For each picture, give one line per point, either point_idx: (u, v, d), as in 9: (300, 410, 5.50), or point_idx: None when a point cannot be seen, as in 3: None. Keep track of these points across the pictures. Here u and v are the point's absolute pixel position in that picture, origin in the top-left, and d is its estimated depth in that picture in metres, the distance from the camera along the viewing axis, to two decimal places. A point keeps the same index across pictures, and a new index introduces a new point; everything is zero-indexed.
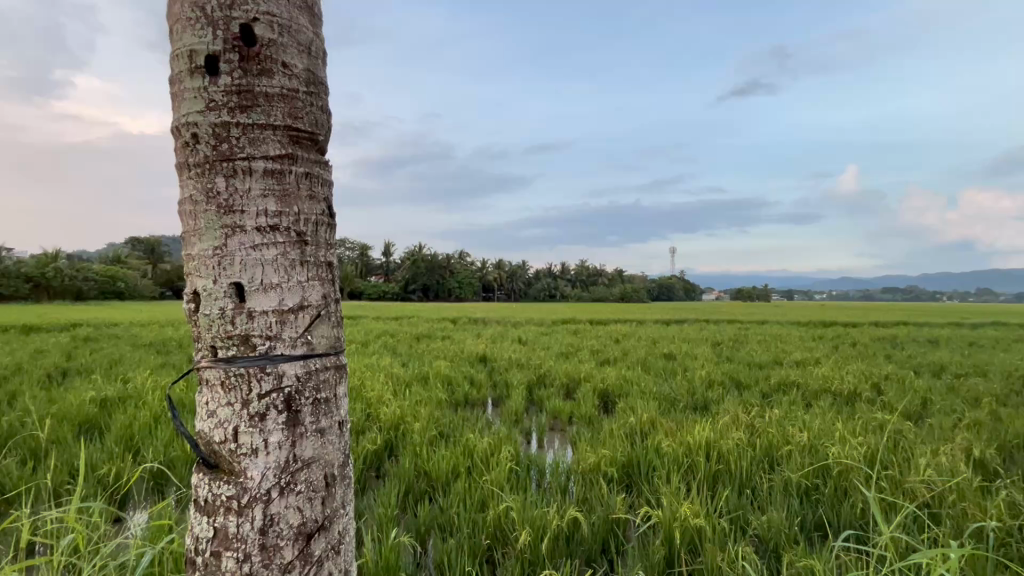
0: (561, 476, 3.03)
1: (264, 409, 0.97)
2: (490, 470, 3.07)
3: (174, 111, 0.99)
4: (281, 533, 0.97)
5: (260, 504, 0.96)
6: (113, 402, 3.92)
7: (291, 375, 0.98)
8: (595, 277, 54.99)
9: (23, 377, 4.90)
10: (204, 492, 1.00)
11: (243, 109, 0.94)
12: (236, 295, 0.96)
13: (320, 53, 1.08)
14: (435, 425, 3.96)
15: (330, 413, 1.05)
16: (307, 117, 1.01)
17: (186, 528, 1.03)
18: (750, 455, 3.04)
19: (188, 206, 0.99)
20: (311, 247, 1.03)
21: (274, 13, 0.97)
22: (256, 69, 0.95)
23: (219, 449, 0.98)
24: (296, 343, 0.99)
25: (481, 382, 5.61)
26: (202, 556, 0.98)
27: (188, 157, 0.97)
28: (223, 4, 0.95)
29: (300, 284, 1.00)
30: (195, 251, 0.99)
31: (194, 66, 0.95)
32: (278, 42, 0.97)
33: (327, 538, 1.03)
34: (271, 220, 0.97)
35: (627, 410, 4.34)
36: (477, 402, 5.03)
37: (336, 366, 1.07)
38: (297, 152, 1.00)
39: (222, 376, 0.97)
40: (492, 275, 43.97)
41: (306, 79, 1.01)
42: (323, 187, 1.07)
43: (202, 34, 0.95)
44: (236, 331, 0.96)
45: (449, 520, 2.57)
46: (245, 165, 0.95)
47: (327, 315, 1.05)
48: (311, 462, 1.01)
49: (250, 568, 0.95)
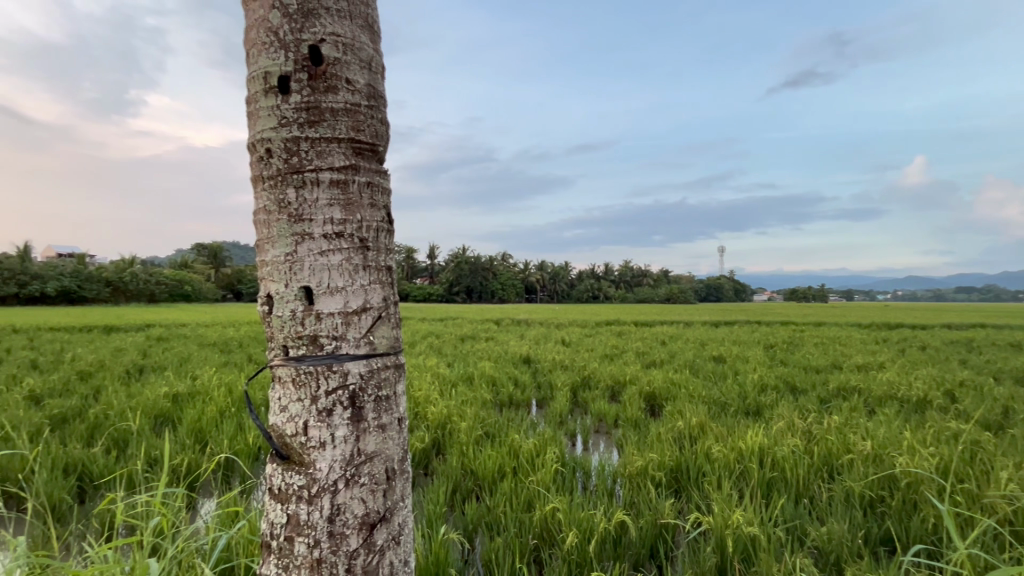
0: (607, 479, 3.01)
1: (331, 405, 1.03)
2: (536, 471, 3.09)
3: (249, 128, 1.08)
4: (347, 522, 1.03)
5: (328, 493, 1.02)
6: (183, 397, 4.23)
7: (355, 373, 1.04)
8: (640, 277, 54.02)
9: (107, 373, 5.36)
10: (277, 481, 1.08)
11: (311, 124, 1.01)
12: (306, 298, 1.03)
13: (380, 68, 1.14)
14: (481, 425, 4.03)
15: (391, 410, 1.10)
16: (368, 129, 1.07)
17: (262, 513, 1.10)
18: (808, 464, 2.91)
19: (262, 216, 1.07)
20: (373, 252, 1.08)
21: (338, 33, 1.03)
22: (323, 86, 1.02)
23: (291, 441, 1.05)
24: (360, 343, 1.05)
25: (526, 383, 5.65)
26: (276, 540, 1.05)
27: (262, 170, 1.05)
28: (293, 28, 1.02)
29: (362, 287, 1.06)
30: (268, 257, 1.06)
31: (269, 86, 1.02)
32: (343, 60, 1.03)
33: (388, 529, 1.09)
34: (337, 228, 1.03)
35: (675, 414, 4.25)
36: (522, 402, 5.07)
37: (396, 365, 1.13)
38: (360, 163, 1.06)
39: (292, 374, 1.03)
40: (534, 277, 43.97)
41: (367, 93, 1.07)
42: (383, 195, 1.13)
43: (276, 56, 1.02)
44: (305, 332, 1.03)
45: (497, 518, 2.61)
46: (313, 175, 1.02)
47: (387, 316, 1.11)
48: (373, 455, 1.07)
49: (319, 554, 1.01)
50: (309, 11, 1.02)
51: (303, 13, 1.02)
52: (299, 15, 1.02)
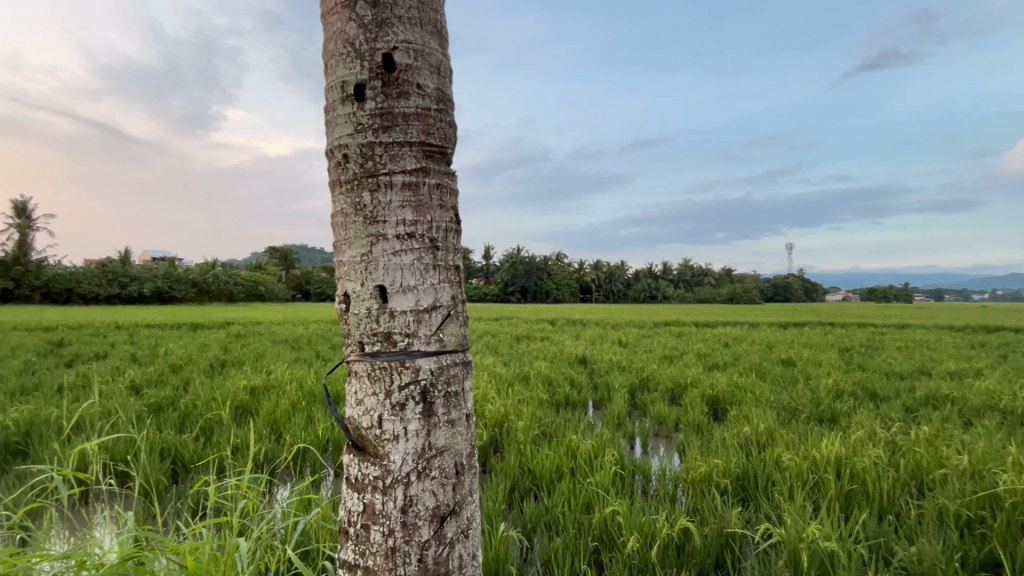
0: (668, 485, 2.92)
1: (404, 399, 1.07)
2: (594, 472, 3.05)
3: (327, 135, 1.13)
4: (419, 513, 1.06)
5: (401, 485, 1.06)
6: (260, 390, 4.54)
7: (426, 369, 1.07)
8: (700, 276, 52.00)
9: (194, 366, 5.84)
10: (354, 471, 1.12)
11: (385, 129, 1.05)
12: (380, 296, 1.07)
13: (448, 72, 1.17)
14: (538, 424, 4.03)
15: (459, 405, 1.13)
16: (438, 133, 1.10)
17: (340, 501, 1.16)
18: (893, 477, 2.68)
19: (340, 219, 1.12)
20: (442, 252, 1.11)
21: (410, 40, 1.07)
22: (396, 92, 1.06)
23: (366, 433, 1.09)
24: (430, 340, 1.08)
25: (583, 383, 5.59)
26: (353, 527, 1.10)
27: (340, 175, 1.10)
28: (368, 38, 1.06)
29: (433, 286, 1.09)
30: (346, 258, 1.12)
31: (346, 95, 1.07)
32: (414, 66, 1.07)
33: (458, 522, 1.11)
34: (409, 228, 1.07)
35: (741, 419, 4.06)
36: (578, 403, 5.02)
37: (464, 361, 1.15)
38: (430, 165, 1.09)
39: (368, 369, 1.08)
40: (589, 276, 43.36)
41: (436, 97, 1.10)
42: (452, 197, 1.16)
43: (352, 66, 1.07)
44: (380, 328, 1.08)
45: (555, 518, 2.60)
46: (386, 179, 1.06)
47: (456, 314, 1.13)
48: (443, 450, 1.10)
49: (394, 543, 1.05)
50: (383, 20, 1.06)
51: (377, 23, 1.06)
52: (374, 24, 1.06)
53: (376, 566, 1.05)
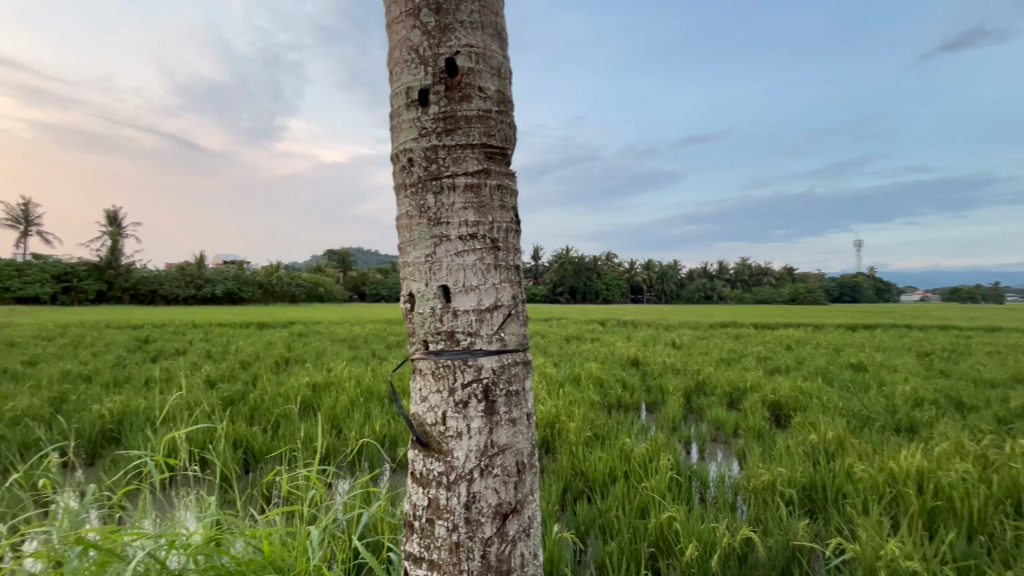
0: (728, 492, 2.81)
1: (467, 397, 1.08)
2: (649, 476, 2.98)
3: (393, 140, 1.17)
4: (482, 510, 1.07)
5: (465, 482, 1.08)
6: (321, 387, 4.76)
7: (489, 367, 1.09)
8: (758, 276, 49.60)
9: (261, 363, 6.21)
10: (418, 466, 1.15)
11: (448, 133, 1.07)
12: (443, 296, 1.10)
13: (508, 73, 1.18)
14: (590, 426, 3.98)
15: (520, 404, 1.14)
16: (499, 134, 1.11)
17: (405, 495, 1.18)
18: (984, 495, 2.44)
19: (405, 221, 1.15)
20: (503, 252, 1.12)
21: (472, 44, 1.09)
22: (458, 95, 1.08)
23: (430, 429, 1.12)
24: (492, 339, 1.10)
25: (636, 386, 5.47)
26: (418, 521, 1.12)
27: (405, 178, 1.14)
28: (432, 44, 1.09)
29: (494, 285, 1.10)
30: (410, 258, 1.15)
31: (410, 100, 1.10)
32: (476, 69, 1.09)
33: (520, 520, 1.12)
34: (471, 229, 1.09)
35: (808, 426, 3.83)
36: (631, 405, 4.91)
37: (524, 361, 1.16)
38: (491, 166, 1.11)
39: (432, 366, 1.11)
40: (640, 276, 42.38)
41: (498, 99, 1.11)
42: (512, 197, 1.17)
43: (417, 72, 1.10)
44: (444, 328, 1.10)
45: (610, 521, 2.56)
46: (450, 181, 1.08)
47: (516, 314, 1.14)
48: (505, 448, 1.11)
49: (457, 538, 1.06)
50: (446, 26, 1.09)
51: (440, 29, 1.09)
52: (437, 31, 1.09)
53: (440, 561, 1.07)
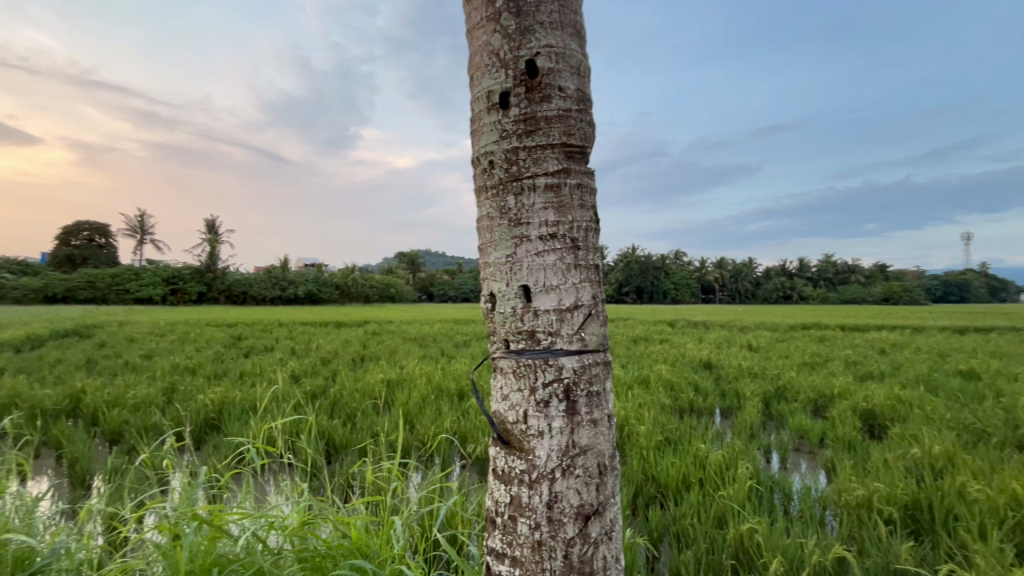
0: (816, 507, 2.61)
1: (548, 397, 1.08)
2: (726, 485, 2.84)
3: (473, 144, 1.19)
4: (564, 510, 1.07)
5: (547, 481, 1.08)
6: (394, 383, 4.97)
7: (569, 367, 1.08)
8: (845, 274, 45.76)
9: (340, 360, 6.59)
10: (500, 463, 1.16)
11: (528, 134, 1.08)
12: (524, 296, 1.11)
13: (587, 71, 1.17)
14: (660, 430, 3.86)
15: (601, 406, 1.12)
16: (579, 133, 1.11)
17: (487, 491, 1.20)
18: None
19: (485, 222, 1.17)
20: (583, 252, 1.12)
21: (552, 44, 1.09)
22: (539, 96, 1.08)
23: (512, 428, 1.13)
24: (573, 339, 1.09)
25: (709, 390, 5.23)
26: (500, 518, 1.13)
27: (485, 181, 1.16)
28: (512, 47, 1.10)
29: (575, 285, 1.10)
30: (491, 259, 1.17)
31: (491, 104, 1.12)
32: (556, 70, 1.09)
33: (601, 523, 1.10)
34: (551, 229, 1.09)
35: (908, 439, 3.48)
36: (704, 410, 4.70)
37: (605, 361, 1.14)
38: (571, 166, 1.10)
39: (513, 365, 1.12)
40: (711, 275, 40.52)
41: (577, 98, 1.11)
42: (592, 196, 1.16)
43: (497, 76, 1.12)
44: (524, 327, 1.11)
45: (684, 529, 2.46)
46: (530, 182, 1.09)
47: (596, 314, 1.13)
48: (587, 449, 1.10)
49: (540, 536, 1.07)
50: (526, 28, 1.10)
51: (521, 31, 1.10)
52: (517, 33, 1.10)
53: (523, 558, 1.08)
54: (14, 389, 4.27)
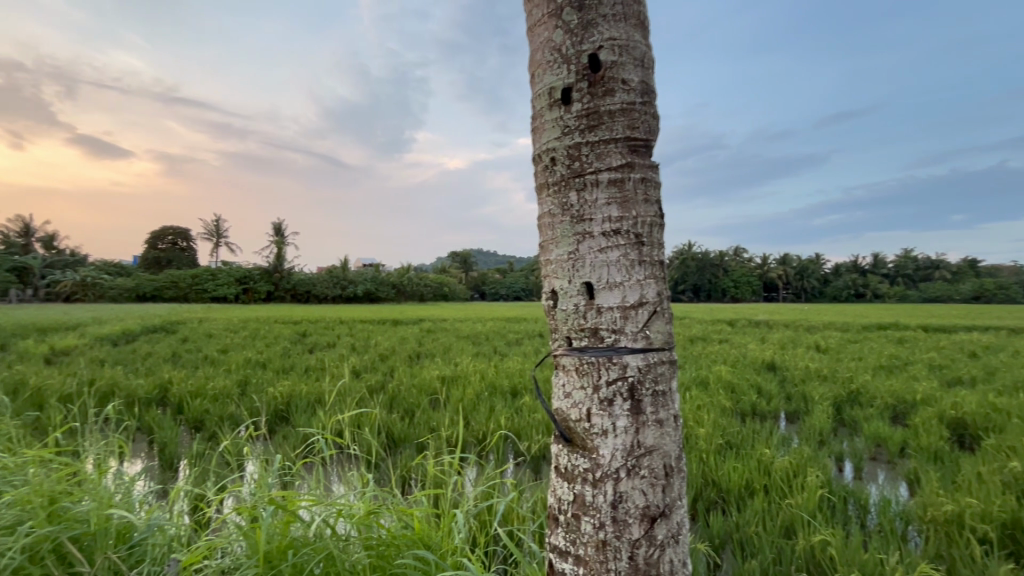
0: (896, 521, 2.42)
1: (611, 395, 1.07)
2: (794, 493, 2.69)
3: (534, 141, 1.19)
4: (629, 511, 1.05)
5: (611, 480, 1.06)
6: (449, 380, 5.08)
7: (634, 366, 1.06)
8: (927, 270, 42.08)
9: (397, 357, 6.80)
10: (563, 461, 1.15)
11: (591, 129, 1.07)
12: (587, 293, 1.10)
13: (651, 62, 1.14)
14: (721, 433, 3.71)
15: (667, 405, 1.10)
16: (643, 126, 1.08)
17: (549, 488, 1.20)
18: None
19: (547, 219, 1.17)
20: (647, 247, 1.09)
21: (615, 37, 1.07)
22: (602, 90, 1.07)
23: (574, 426, 1.12)
24: (637, 337, 1.07)
25: (773, 392, 4.97)
26: (563, 515, 1.13)
27: (547, 177, 1.15)
28: (574, 41, 1.09)
29: (639, 282, 1.07)
30: (552, 256, 1.16)
31: (553, 100, 1.12)
32: (619, 62, 1.07)
33: (668, 526, 1.08)
34: (615, 225, 1.07)
35: (1006, 452, 3.15)
36: (767, 414, 4.47)
37: (671, 361, 1.11)
38: (635, 160, 1.08)
39: (576, 363, 1.11)
40: (774, 272, 38.44)
41: (641, 90, 1.09)
42: (656, 190, 1.13)
43: (559, 72, 1.11)
44: (587, 324, 1.10)
45: (748, 537, 2.35)
46: (593, 178, 1.08)
47: (662, 311, 1.10)
48: (653, 449, 1.07)
49: (605, 536, 1.05)
50: (589, 21, 1.09)
51: (583, 25, 1.09)
52: (580, 28, 1.09)
53: (588, 557, 1.07)
54: (113, 379, 4.73)
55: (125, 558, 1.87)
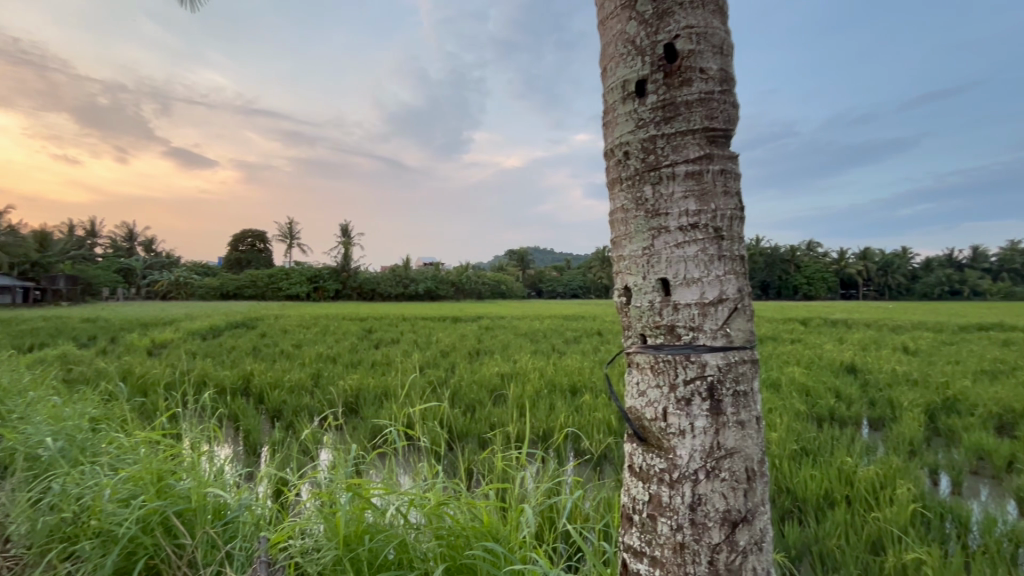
0: (1006, 543, 2.18)
1: (689, 394, 1.04)
2: (881, 506, 2.49)
3: (607, 136, 1.18)
4: (709, 514, 1.02)
5: (689, 482, 1.03)
6: (508, 376, 5.12)
7: (713, 365, 1.02)
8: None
9: (457, 353, 6.96)
10: (637, 460, 1.13)
11: (667, 121, 1.04)
12: (662, 289, 1.07)
13: (731, 49, 1.10)
14: (795, 439, 3.50)
15: (749, 406, 1.05)
16: (722, 115, 1.04)
17: (622, 487, 1.18)
18: None
19: (620, 215, 1.15)
20: (727, 242, 1.05)
21: (693, 25, 1.04)
22: (678, 81, 1.04)
23: (649, 425, 1.10)
24: (717, 335, 1.03)
25: (855, 397, 4.62)
26: (638, 515, 1.11)
27: (620, 172, 1.14)
28: (649, 32, 1.07)
29: (718, 278, 1.04)
30: (625, 252, 1.15)
31: (627, 93, 1.10)
32: (697, 50, 1.03)
33: (750, 532, 1.03)
34: (692, 219, 1.04)
35: None
36: (848, 419, 4.16)
37: (752, 359, 1.06)
38: (714, 151, 1.04)
39: (651, 360, 1.09)
40: (854, 268, 35.63)
41: (720, 78, 1.05)
42: (736, 181, 1.08)
43: (633, 64, 1.09)
44: (663, 322, 1.07)
45: (830, 550, 2.20)
46: (669, 170, 1.05)
47: (743, 308, 1.06)
48: (733, 452, 1.03)
49: (683, 539, 1.03)
50: (665, 11, 1.06)
51: (658, 15, 1.06)
52: (655, 18, 1.07)
53: (664, 559, 1.04)
54: (204, 370, 5.17)
55: (220, 533, 2.04)
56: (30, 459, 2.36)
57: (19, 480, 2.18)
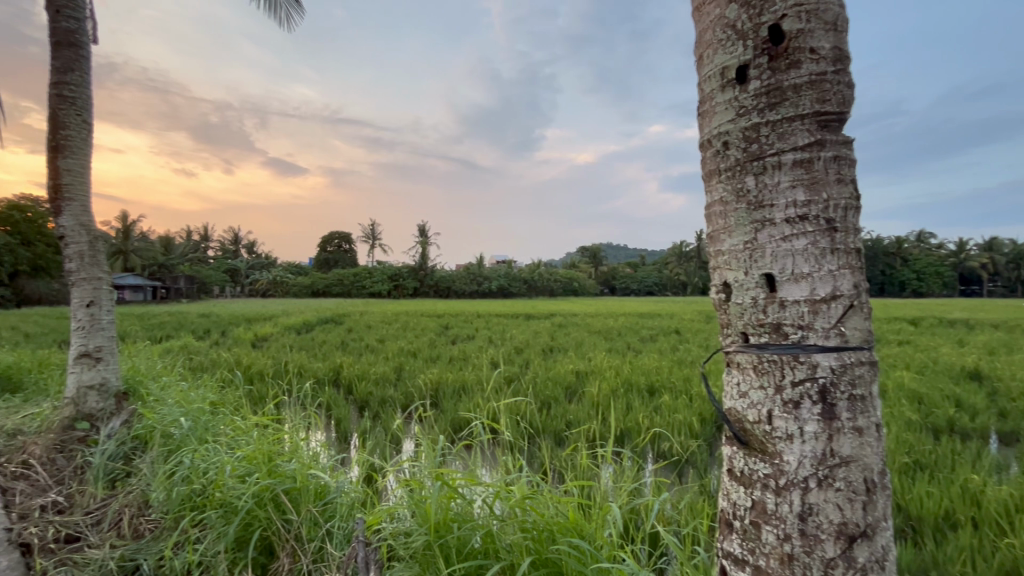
0: None
1: (798, 397, 0.97)
2: (1017, 532, 2.19)
3: (703, 126, 1.13)
4: (822, 525, 0.95)
5: (798, 490, 0.97)
6: (583, 375, 5.08)
7: (826, 366, 0.96)
8: None
9: (532, 350, 7.01)
10: (738, 464, 1.09)
11: (772, 107, 0.98)
12: (767, 285, 1.01)
13: (845, 24, 1.01)
14: (906, 451, 3.17)
15: (867, 412, 0.97)
16: (836, 97, 0.97)
17: (721, 491, 1.14)
18: None
19: (717, 207, 1.11)
20: (841, 234, 0.97)
21: (802, 2, 0.97)
22: (785, 63, 0.98)
23: (751, 428, 1.04)
24: (830, 334, 0.96)
25: (980, 407, 4.09)
26: (740, 521, 1.06)
27: (719, 163, 1.09)
28: (752, 14, 1.01)
29: (831, 273, 0.96)
30: (724, 246, 1.10)
31: (726, 80, 1.05)
32: (806, 30, 0.97)
33: (870, 548, 0.96)
34: (801, 210, 0.97)
35: None
36: (972, 432, 3.69)
37: (870, 361, 0.98)
38: (826, 136, 0.97)
39: (754, 360, 1.03)
40: (976, 261, 31.42)
41: (833, 57, 0.97)
42: (851, 168, 1.00)
43: (734, 49, 1.04)
44: (768, 320, 1.02)
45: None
46: (775, 160, 0.99)
47: (860, 306, 0.98)
48: (849, 460, 0.96)
49: (791, 549, 0.97)
50: None
51: None
52: None
53: (769, 569, 0.99)
54: (300, 361, 5.63)
55: (322, 511, 2.21)
56: (165, 436, 2.69)
57: (157, 454, 2.49)
